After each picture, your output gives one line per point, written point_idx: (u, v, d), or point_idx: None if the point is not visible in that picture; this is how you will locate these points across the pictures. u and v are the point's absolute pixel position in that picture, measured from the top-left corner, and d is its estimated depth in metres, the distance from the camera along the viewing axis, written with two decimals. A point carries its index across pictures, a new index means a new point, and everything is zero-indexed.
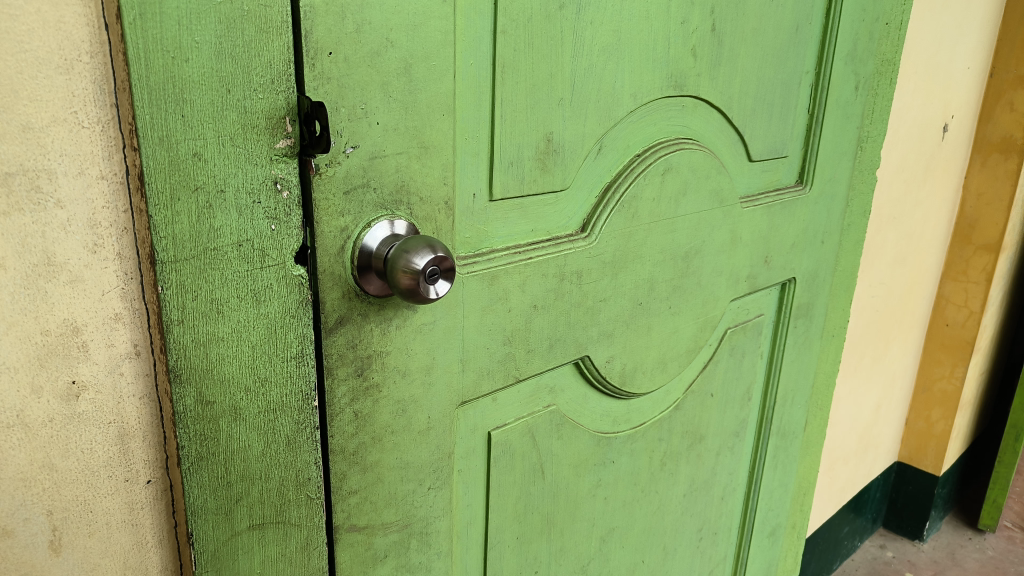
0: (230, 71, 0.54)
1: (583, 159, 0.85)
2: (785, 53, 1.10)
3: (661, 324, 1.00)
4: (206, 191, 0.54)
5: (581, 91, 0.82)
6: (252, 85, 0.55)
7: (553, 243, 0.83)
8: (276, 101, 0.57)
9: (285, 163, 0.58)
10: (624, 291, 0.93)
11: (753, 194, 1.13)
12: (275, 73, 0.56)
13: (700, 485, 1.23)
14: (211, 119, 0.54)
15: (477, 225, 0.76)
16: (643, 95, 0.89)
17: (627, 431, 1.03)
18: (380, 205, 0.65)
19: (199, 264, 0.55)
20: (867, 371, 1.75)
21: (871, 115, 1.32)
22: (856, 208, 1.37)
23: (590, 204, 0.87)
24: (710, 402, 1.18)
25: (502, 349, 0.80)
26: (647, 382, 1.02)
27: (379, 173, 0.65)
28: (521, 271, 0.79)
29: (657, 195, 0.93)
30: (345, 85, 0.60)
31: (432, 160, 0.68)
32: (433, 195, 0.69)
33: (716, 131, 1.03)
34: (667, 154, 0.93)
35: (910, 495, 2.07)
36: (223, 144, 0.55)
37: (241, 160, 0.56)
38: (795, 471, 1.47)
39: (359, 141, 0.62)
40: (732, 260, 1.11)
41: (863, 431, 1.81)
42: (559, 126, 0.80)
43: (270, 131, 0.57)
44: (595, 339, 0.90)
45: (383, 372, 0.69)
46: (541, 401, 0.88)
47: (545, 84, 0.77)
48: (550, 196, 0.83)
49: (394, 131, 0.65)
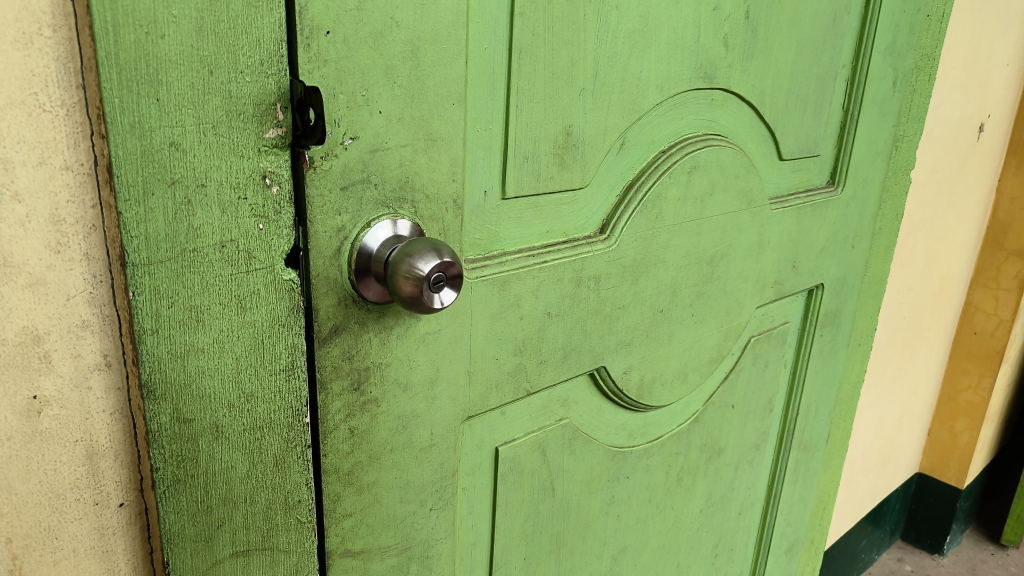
0: (213, 50, 0.48)
1: (604, 154, 0.78)
2: (821, 45, 1.02)
3: (682, 333, 0.94)
4: (185, 185, 0.48)
5: (605, 81, 0.75)
6: (238, 66, 0.49)
7: (570, 246, 0.77)
8: (265, 85, 0.51)
9: (275, 155, 0.52)
10: (645, 297, 0.86)
11: (782, 194, 1.06)
12: (265, 53, 0.50)
13: (718, 500, 1.17)
14: (191, 103, 0.48)
15: (488, 225, 0.70)
16: (670, 86, 0.83)
17: (643, 445, 0.97)
18: (382, 202, 0.59)
19: (176, 267, 0.49)
20: (891, 380, 1.68)
21: (907, 113, 1.25)
22: (888, 211, 1.30)
23: (610, 203, 0.81)
24: (731, 414, 1.12)
25: (512, 360, 0.74)
26: (666, 394, 0.96)
27: (381, 168, 0.58)
28: (535, 276, 0.73)
29: (683, 195, 0.87)
30: (344, 68, 0.54)
31: (440, 153, 0.62)
32: (440, 192, 0.63)
33: (746, 127, 0.96)
34: (694, 150, 0.87)
35: (930, 507, 2.00)
36: (204, 132, 0.49)
37: (224, 151, 0.50)
38: (816, 485, 1.41)
39: (359, 132, 0.56)
40: (759, 265, 1.04)
41: (885, 442, 1.74)
42: (579, 118, 0.74)
43: (258, 119, 0.51)
44: (612, 349, 0.84)
45: (382, 386, 0.63)
46: (553, 414, 0.82)
47: (565, 73, 0.71)
48: (568, 194, 0.76)
49: (398, 121, 0.58)
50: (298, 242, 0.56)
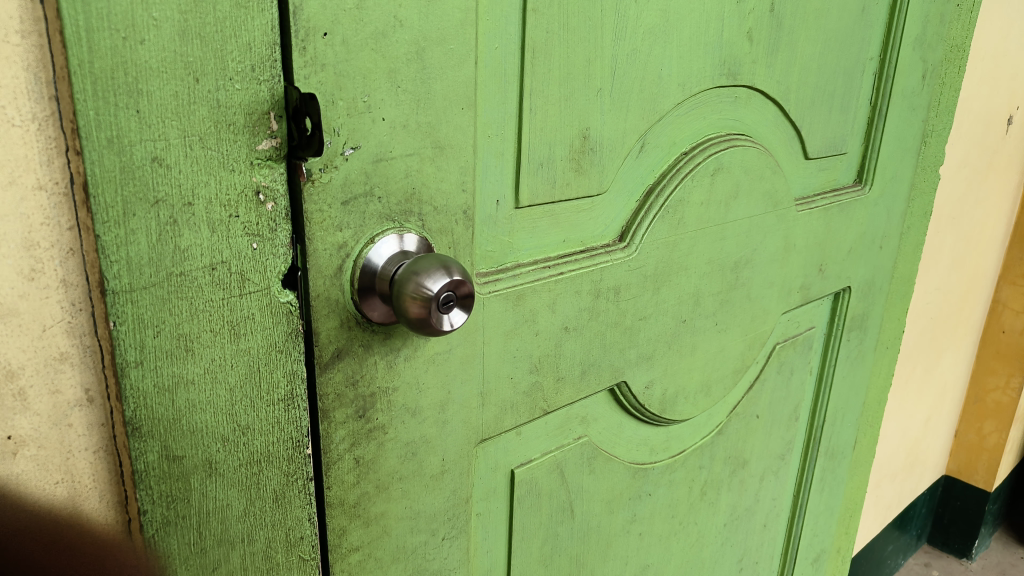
0: (199, 55, 0.43)
1: (623, 158, 0.74)
2: (848, 37, 0.97)
3: (706, 343, 0.89)
4: (169, 204, 0.44)
5: (623, 80, 0.70)
6: (226, 73, 0.45)
7: (588, 255, 0.72)
8: (257, 93, 0.47)
9: (268, 169, 0.48)
10: (667, 308, 0.82)
11: (808, 195, 1.01)
12: (256, 57, 0.46)
13: (742, 513, 1.12)
14: (175, 114, 0.43)
15: (501, 236, 0.65)
16: (692, 84, 0.78)
17: (665, 461, 0.92)
18: (386, 216, 0.55)
19: (162, 294, 0.45)
20: (918, 381, 1.62)
21: (937, 107, 1.19)
22: (917, 209, 1.24)
23: (629, 209, 0.76)
24: (755, 424, 1.07)
25: (528, 379, 0.69)
26: (689, 407, 0.91)
27: (384, 179, 0.54)
28: (551, 289, 0.69)
29: (707, 198, 0.82)
30: (343, 73, 0.50)
31: (448, 162, 0.58)
32: (449, 204, 0.59)
33: (771, 126, 0.91)
34: (718, 151, 0.82)
35: (957, 511, 1.94)
36: (190, 146, 0.44)
37: (213, 165, 0.46)
38: (842, 494, 1.36)
39: (361, 141, 0.52)
40: (785, 269, 0.99)
41: (912, 446, 1.69)
42: (597, 120, 0.69)
43: (250, 130, 0.47)
44: (633, 363, 0.80)
45: (388, 412, 0.59)
46: (572, 433, 0.78)
47: (581, 72, 0.66)
48: (584, 201, 0.72)
49: (403, 128, 0.54)
50: (296, 261, 0.52)
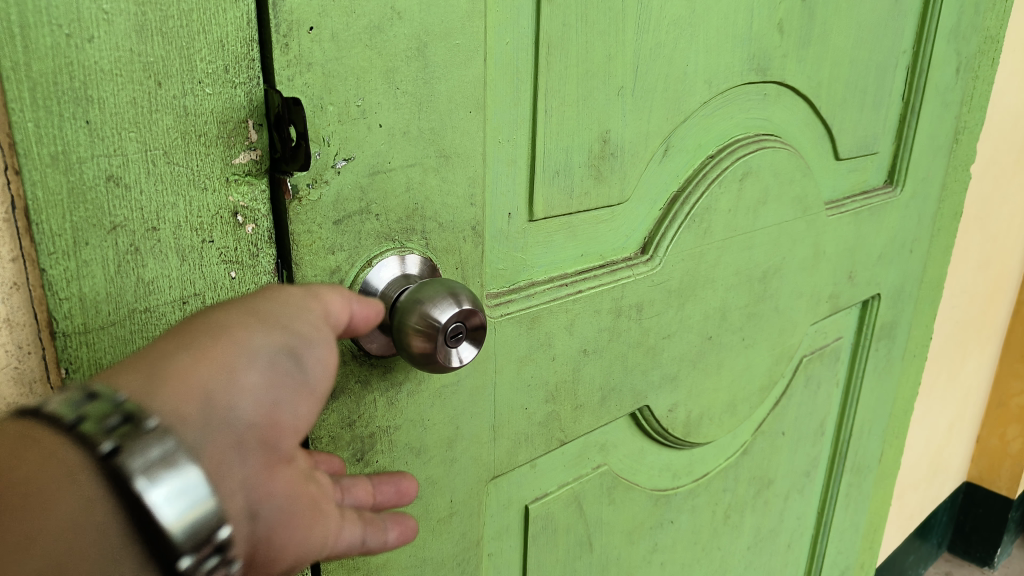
0: (162, 54, 0.37)
1: (646, 163, 0.67)
2: (882, 29, 0.90)
3: (732, 360, 0.83)
4: (130, 230, 0.38)
5: (646, 78, 0.64)
6: (195, 74, 0.38)
7: (609, 271, 0.66)
8: (232, 98, 0.40)
9: (247, 186, 0.42)
10: (692, 324, 0.75)
11: (838, 198, 0.95)
12: (230, 57, 0.40)
13: (767, 534, 1.05)
14: (134, 125, 0.37)
15: (513, 252, 0.59)
16: (719, 82, 0.71)
17: (688, 485, 0.86)
18: (385, 235, 0.48)
19: (123, 335, 0.39)
20: (943, 387, 1.55)
21: (970, 102, 1.12)
22: (949, 209, 1.17)
23: (653, 218, 0.70)
24: (781, 441, 1.01)
25: (544, 408, 0.63)
26: (714, 428, 0.84)
27: (382, 194, 0.47)
28: (569, 309, 0.62)
29: (734, 205, 0.76)
30: (333, 73, 0.43)
31: (455, 172, 0.51)
32: (456, 219, 0.52)
33: (801, 125, 0.85)
34: (746, 153, 0.75)
35: (979, 518, 1.87)
36: (153, 162, 0.38)
37: (182, 183, 0.39)
38: (868, 508, 1.29)
39: (355, 151, 0.45)
40: (814, 277, 0.92)
41: (936, 454, 1.61)
42: (617, 122, 0.63)
43: (224, 141, 0.41)
44: (656, 386, 0.73)
45: (390, 453, 0.53)
46: (590, 462, 0.71)
47: (601, 70, 0.60)
48: (604, 211, 0.65)
49: (403, 135, 0.47)
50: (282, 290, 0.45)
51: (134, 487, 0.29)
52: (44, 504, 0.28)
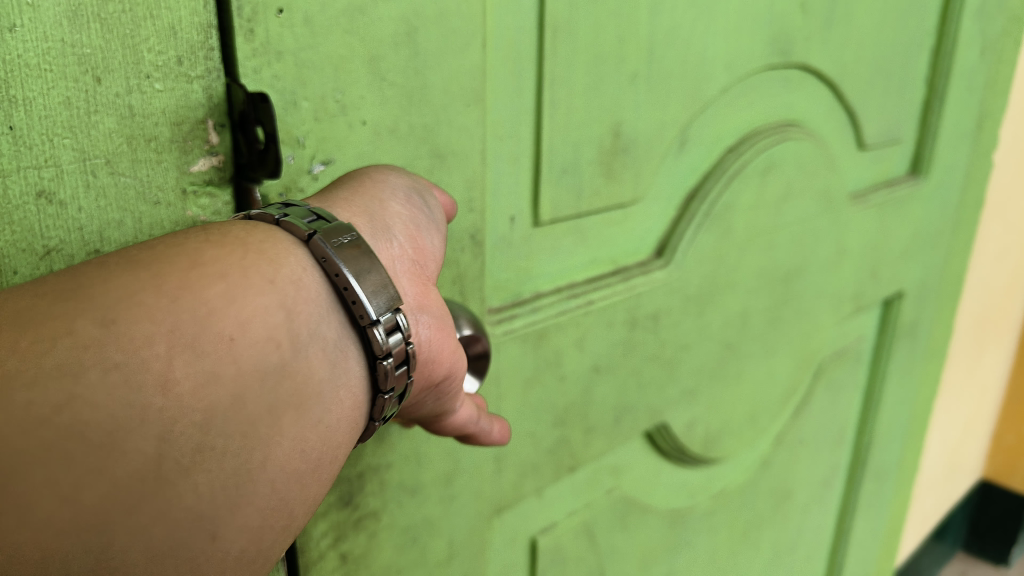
0: (100, 45, 0.31)
1: (661, 158, 0.61)
2: (908, 8, 0.84)
3: (753, 368, 0.77)
4: (67, 253, 0.33)
5: (661, 64, 0.57)
6: (142, 68, 0.33)
7: (623, 279, 0.60)
8: (187, 95, 0.34)
9: (207, 197, 0.36)
10: (711, 332, 0.69)
11: (862, 190, 0.89)
12: (184, 46, 0.34)
13: (785, 548, 1.00)
14: (70, 129, 0.31)
15: (517, 261, 0.53)
16: (740, 67, 0.65)
17: (706, 503, 0.80)
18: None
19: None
20: (968, 384, 1.42)
21: (994, 86, 1.06)
22: (972, 200, 1.11)
23: (668, 219, 0.65)
24: (801, 450, 0.95)
25: (553, 433, 0.57)
26: (733, 442, 0.79)
27: None
28: (580, 322, 0.56)
29: (757, 201, 0.69)
30: (308, 64, 0.37)
31: (450, 175, 0.45)
32: (453, 227, 0.46)
33: (824, 113, 0.79)
34: (769, 145, 0.69)
35: (996, 519, 1.77)
36: (92, 174, 0.32)
37: (128, 197, 0.34)
38: (887, 514, 1.23)
39: (335, 153, 0.39)
40: (836, 277, 0.86)
41: (954, 451, 1.50)
42: (630, 114, 0.56)
43: (180, 145, 0.35)
44: (672, 402, 0.67)
45: (382, 494, 0.47)
46: (602, 486, 0.66)
47: (612, 54, 0.53)
48: (616, 212, 0.59)
49: (391, 134, 0.41)
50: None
51: (336, 262, 0.33)
52: (263, 274, 0.31)
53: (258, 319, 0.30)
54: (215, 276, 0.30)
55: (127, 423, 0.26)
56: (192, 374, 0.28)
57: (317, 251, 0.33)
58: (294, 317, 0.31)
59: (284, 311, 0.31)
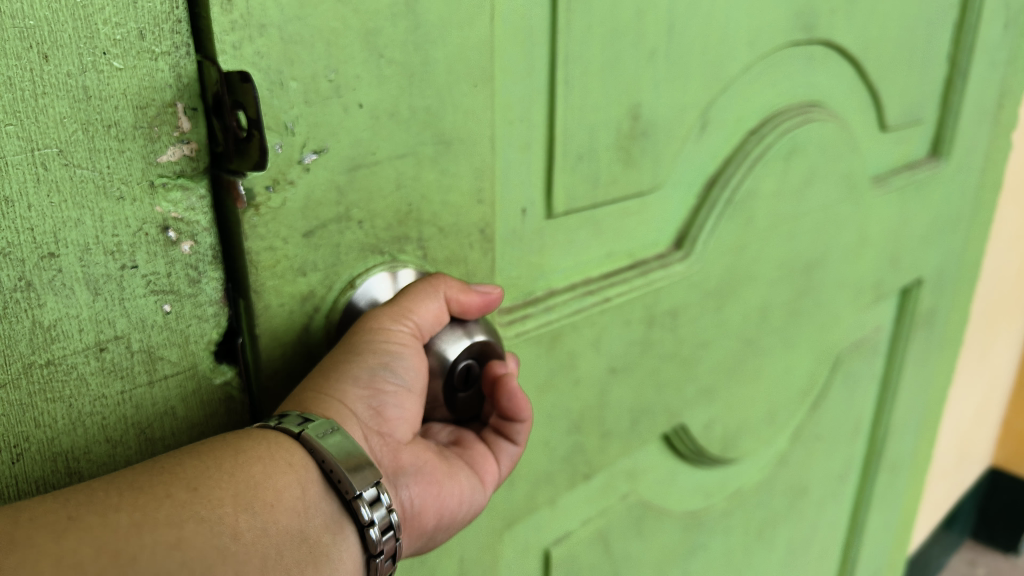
0: (46, 16, 0.27)
1: (681, 142, 0.57)
2: None
3: (773, 364, 0.73)
4: (19, 257, 0.29)
5: (681, 40, 0.53)
6: (98, 44, 0.28)
7: (641, 273, 0.55)
8: (151, 75, 0.30)
9: (180, 190, 0.32)
10: (730, 328, 0.65)
11: (883, 174, 0.85)
12: (146, 16, 0.29)
13: (800, 546, 0.96)
14: (15, 115, 0.27)
15: (529, 256, 0.49)
16: (763, 42, 0.60)
17: (723, 505, 0.76)
18: (370, 247, 0.38)
19: (20, 397, 0.30)
20: (979, 372, 1.38)
21: (1016, 62, 1.01)
22: (992, 182, 1.07)
23: (687, 207, 0.60)
24: (818, 445, 0.91)
25: (568, 440, 0.53)
26: (752, 441, 0.75)
27: (365, 194, 0.37)
28: (595, 321, 0.52)
29: (779, 187, 0.65)
30: (295, 39, 0.32)
31: (458, 162, 0.40)
32: (460, 221, 0.42)
33: (847, 93, 0.74)
34: (792, 127, 0.65)
35: (1005, 505, 1.74)
36: (43, 165, 0.28)
37: (87, 191, 0.29)
38: (900, 507, 1.20)
39: (329, 141, 0.35)
40: (856, 266, 0.82)
41: (963, 439, 1.46)
42: (648, 94, 0.52)
43: (146, 132, 0.31)
44: (691, 402, 0.63)
45: None
46: (618, 492, 0.62)
47: (630, 29, 0.49)
48: (633, 201, 0.55)
49: (392, 118, 0.37)
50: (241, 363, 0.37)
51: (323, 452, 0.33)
52: (282, 458, 0.32)
53: (291, 483, 0.32)
54: (245, 459, 0.32)
55: (212, 564, 0.28)
56: (252, 525, 0.30)
57: (307, 446, 0.33)
58: (313, 489, 0.33)
59: (304, 484, 0.33)
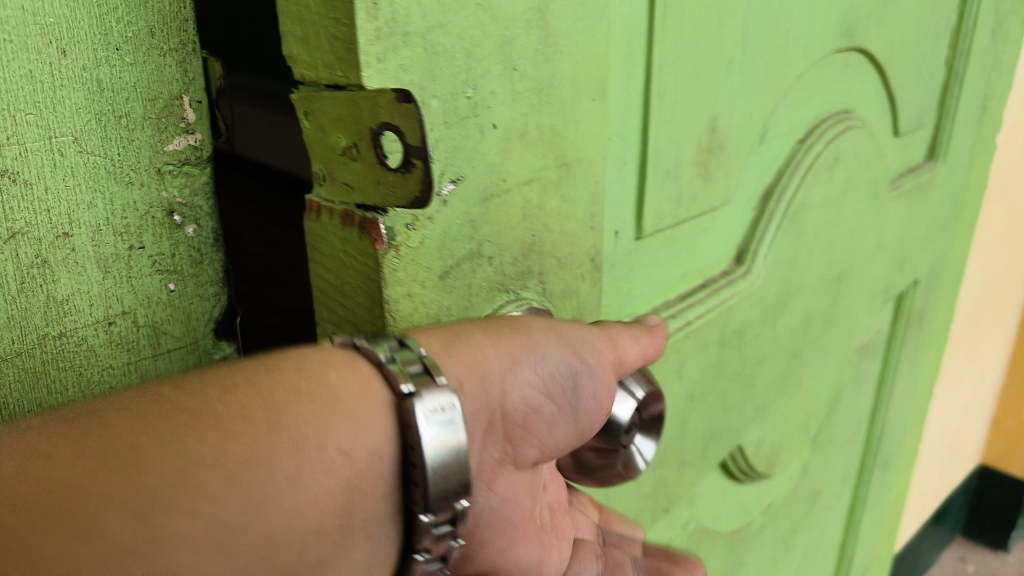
0: (63, 13, 0.31)
1: (747, 154, 0.54)
2: None
3: (810, 375, 0.72)
4: (36, 238, 0.33)
5: (753, 48, 0.50)
6: (112, 42, 0.32)
7: (712, 292, 0.53)
8: (159, 70, 0.34)
9: (184, 178, 0.36)
10: (782, 342, 0.63)
11: (896, 178, 0.85)
12: (156, 16, 0.33)
13: (811, 550, 0.96)
14: (38, 104, 0.31)
15: (619, 282, 0.45)
16: (815, 49, 0.59)
17: (758, 519, 0.75)
18: (498, 285, 0.34)
19: (35, 364, 0.34)
20: (964, 369, 1.41)
21: (1000, 66, 1.03)
22: (974, 182, 1.09)
23: (747, 221, 0.58)
24: (832, 448, 0.91)
25: (650, 475, 0.50)
26: (788, 453, 0.74)
27: (497, 227, 0.33)
28: (680, 347, 0.48)
29: (825, 197, 0.64)
30: (437, 48, 0.28)
31: (576, 185, 0.36)
32: (575, 251, 0.37)
33: (872, 98, 0.74)
34: (836, 135, 0.64)
35: (995, 501, 1.75)
36: (62, 151, 0.32)
37: (100, 175, 0.34)
38: (887, 503, 1.22)
39: (467, 167, 0.30)
40: (875, 272, 0.82)
41: (953, 435, 1.51)
42: (726, 105, 0.49)
43: (155, 122, 0.35)
44: (749, 422, 0.61)
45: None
46: (682, 521, 0.59)
47: (713, 37, 0.46)
48: (706, 217, 0.52)
49: (523, 138, 0.32)
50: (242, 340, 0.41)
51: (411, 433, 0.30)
52: (349, 446, 0.29)
53: (307, 508, 0.28)
54: (297, 438, 0.28)
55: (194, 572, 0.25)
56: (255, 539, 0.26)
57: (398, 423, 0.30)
58: (374, 482, 0.30)
59: (354, 484, 0.29)
